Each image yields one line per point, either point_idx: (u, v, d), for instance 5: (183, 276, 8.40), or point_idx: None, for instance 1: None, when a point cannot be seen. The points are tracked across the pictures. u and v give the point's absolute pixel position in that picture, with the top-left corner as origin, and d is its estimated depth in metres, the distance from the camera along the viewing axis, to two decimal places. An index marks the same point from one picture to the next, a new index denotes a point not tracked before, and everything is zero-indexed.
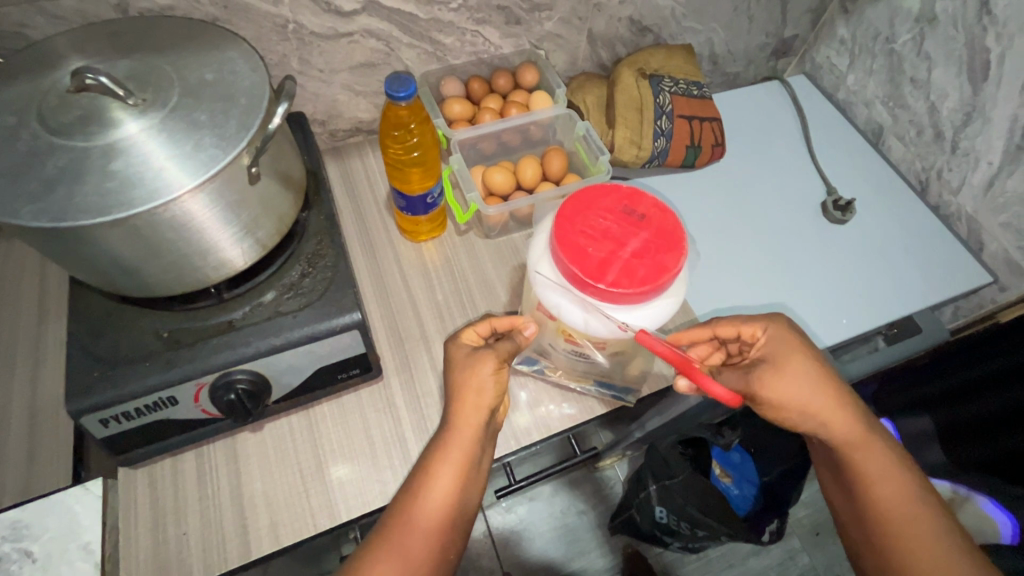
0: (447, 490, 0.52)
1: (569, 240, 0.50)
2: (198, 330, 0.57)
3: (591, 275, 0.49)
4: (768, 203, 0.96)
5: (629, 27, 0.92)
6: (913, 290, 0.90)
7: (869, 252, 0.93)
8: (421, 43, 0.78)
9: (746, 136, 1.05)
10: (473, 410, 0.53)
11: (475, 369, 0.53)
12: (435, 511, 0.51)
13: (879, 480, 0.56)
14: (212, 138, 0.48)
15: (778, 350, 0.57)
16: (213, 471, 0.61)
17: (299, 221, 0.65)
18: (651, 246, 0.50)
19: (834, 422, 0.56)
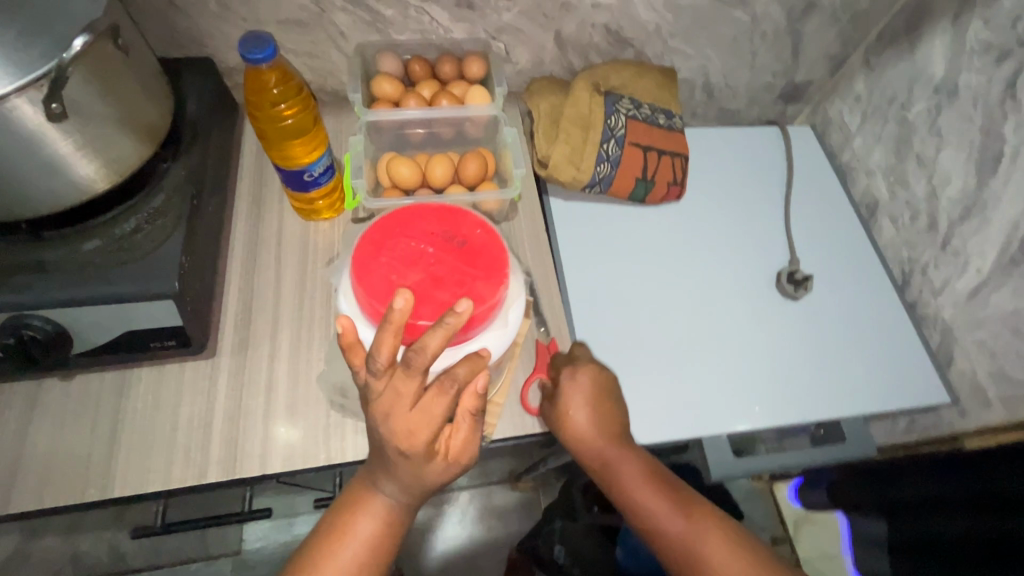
0: (367, 544, 0.48)
1: (374, 270, 0.47)
2: (3, 264, 0.54)
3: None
4: (717, 264, 0.86)
5: (605, 36, 0.82)
6: (852, 392, 0.79)
7: (814, 338, 0.82)
8: (357, 9, 0.72)
9: (717, 184, 0.94)
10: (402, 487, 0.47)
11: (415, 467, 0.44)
12: (359, 547, 0.47)
13: (654, 503, 0.58)
14: (5, 62, 0.44)
15: (590, 385, 0.62)
16: (7, 411, 0.58)
17: (156, 170, 0.61)
18: (463, 274, 0.48)
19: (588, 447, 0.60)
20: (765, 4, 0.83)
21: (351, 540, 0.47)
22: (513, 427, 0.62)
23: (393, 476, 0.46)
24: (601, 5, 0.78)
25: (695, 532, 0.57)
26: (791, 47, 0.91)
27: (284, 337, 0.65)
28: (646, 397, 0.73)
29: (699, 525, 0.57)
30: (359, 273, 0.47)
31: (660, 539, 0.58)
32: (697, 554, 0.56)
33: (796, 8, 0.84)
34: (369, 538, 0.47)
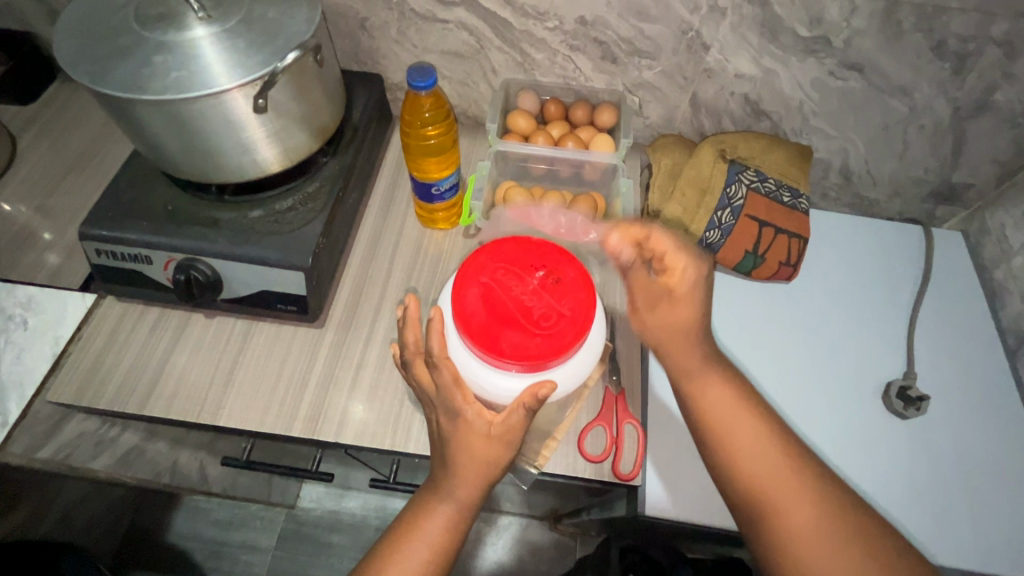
0: (443, 530, 0.54)
1: (471, 289, 0.53)
2: (191, 214, 0.66)
3: (488, 328, 0.51)
4: (822, 363, 0.80)
5: (742, 105, 0.82)
6: (956, 540, 0.68)
7: (918, 465, 0.73)
8: (511, 50, 0.80)
9: (848, 283, 0.87)
10: (476, 478, 0.54)
11: (486, 446, 0.53)
12: (438, 531, 0.53)
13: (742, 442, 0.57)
14: (236, 63, 0.55)
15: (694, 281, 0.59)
16: (162, 331, 0.71)
17: (317, 162, 0.72)
18: (551, 311, 0.51)
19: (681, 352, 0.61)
20: (928, 97, 0.77)
21: (416, 545, 0.53)
22: (563, 464, 0.64)
23: (465, 465, 0.53)
24: (744, 76, 0.78)
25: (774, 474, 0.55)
26: (952, 146, 0.83)
27: (384, 324, 0.72)
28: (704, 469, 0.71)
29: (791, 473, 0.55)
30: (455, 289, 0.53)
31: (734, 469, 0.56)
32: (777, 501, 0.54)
33: (965, 106, 0.77)
34: (437, 538, 0.53)
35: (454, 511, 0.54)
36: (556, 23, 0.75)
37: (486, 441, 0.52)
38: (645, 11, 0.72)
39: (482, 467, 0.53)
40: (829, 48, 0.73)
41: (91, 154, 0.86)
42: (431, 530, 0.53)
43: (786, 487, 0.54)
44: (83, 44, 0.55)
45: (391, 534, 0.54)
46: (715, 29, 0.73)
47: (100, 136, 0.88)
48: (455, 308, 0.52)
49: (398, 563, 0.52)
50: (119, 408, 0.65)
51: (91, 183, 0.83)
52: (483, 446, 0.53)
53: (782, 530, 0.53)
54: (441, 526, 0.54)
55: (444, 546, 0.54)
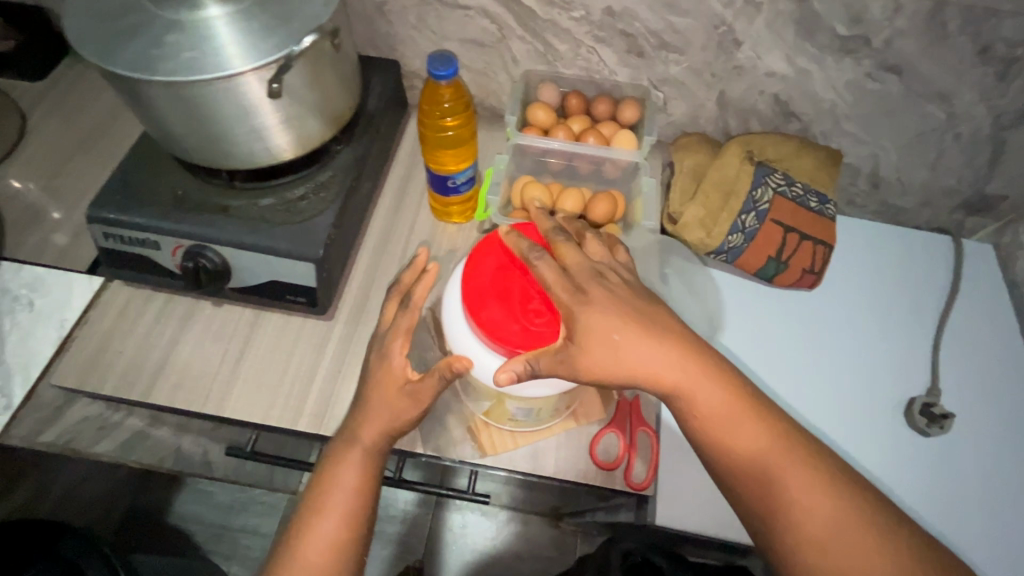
0: (355, 480, 0.54)
1: (485, 261, 0.55)
2: (201, 201, 0.65)
3: (489, 288, 0.54)
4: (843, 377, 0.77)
5: (771, 105, 0.79)
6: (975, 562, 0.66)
7: (937, 484, 0.71)
8: (533, 40, 0.77)
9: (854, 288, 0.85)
10: (383, 425, 0.56)
11: (397, 392, 0.56)
12: (348, 482, 0.54)
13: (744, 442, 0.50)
14: (250, 45, 0.53)
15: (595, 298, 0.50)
16: (168, 318, 0.69)
17: (331, 150, 0.69)
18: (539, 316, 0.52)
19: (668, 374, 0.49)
20: (969, 103, 0.74)
21: (331, 499, 0.54)
22: (572, 470, 0.62)
23: (374, 412, 0.56)
24: (775, 74, 0.75)
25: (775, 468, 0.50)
26: (988, 156, 0.80)
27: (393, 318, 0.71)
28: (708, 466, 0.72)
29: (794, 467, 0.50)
30: (478, 250, 0.56)
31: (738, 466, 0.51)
32: (780, 495, 0.49)
33: (1007, 114, 0.74)
34: (349, 490, 0.54)
35: (369, 457, 0.55)
36: (582, 13, 0.72)
37: (390, 388, 0.56)
38: (676, 3, 0.69)
39: (387, 408, 0.55)
40: (868, 49, 0.70)
41: (101, 135, 0.84)
42: (344, 483, 0.54)
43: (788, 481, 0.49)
44: (92, 21, 0.53)
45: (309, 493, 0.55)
46: (748, 24, 0.70)
47: (111, 115, 0.86)
48: (477, 257, 0.55)
49: (320, 517, 0.53)
50: (121, 395, 0.64)
51: (98, 164, 0.81)
52: (397, 392, 0.56)
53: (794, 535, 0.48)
54: (354, 473, 0.55)
55: (363, 490, 0.54)
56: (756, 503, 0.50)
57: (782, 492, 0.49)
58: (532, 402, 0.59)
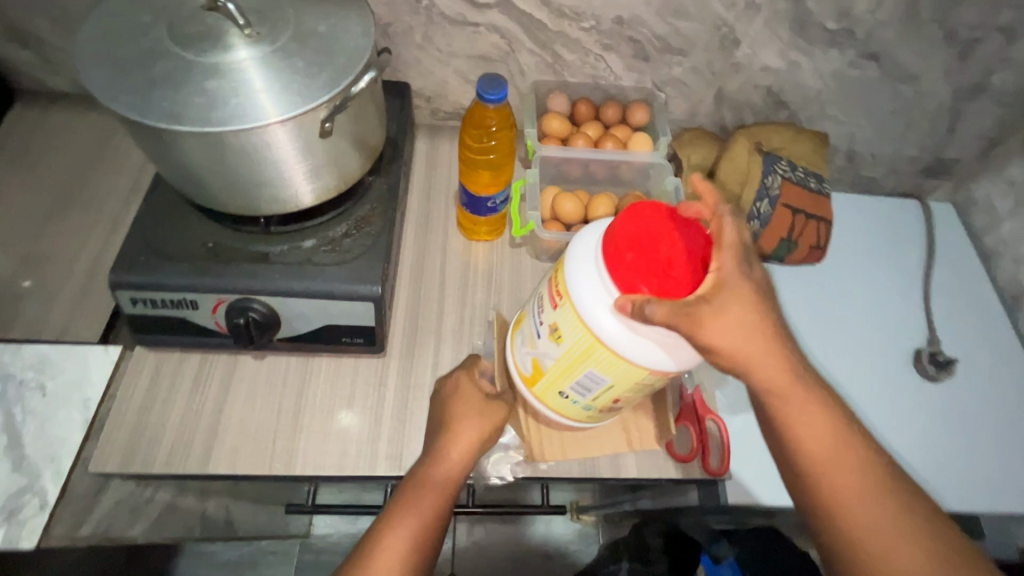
0: (437, 492, 0.54)
1: (649, 207, 0.48)
2: (238, 250, 0.61)
3: (640, 237, 0.46)
4: (854, 338, 0.85)
5: (764, 97, 0.85)
6: (990, 486, 0.75)
7: (950, 424, 0.80)
8: (542, 52, 0.78)
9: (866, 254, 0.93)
10: (468, 439, 0.57)
11: (479, 408, 0.59)
12: (430, 492, 0.54)
13: (836, 466, 0.48)
14: (301, 86, 0.50)
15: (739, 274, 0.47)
16: (208, 378, 0.64)
17: (363, 183, 0.67)
18: (670, 282, 0.45)
19: (758, 366, 0.47)
20: (934, 82, 0.82)
21: (410, 512, 0.53)
22: (654, 468, 0.65)
23: (459, 423, 0.57)
24: (769, 68, 0.80)
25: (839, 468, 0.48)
26: (947, 126, 0.90)
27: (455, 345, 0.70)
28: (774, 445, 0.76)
29: (859, 475, 0.48)
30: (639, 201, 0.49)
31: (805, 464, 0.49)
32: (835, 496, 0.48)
33: (964, 89, 0.83)
34: (428, 505, 0.53)
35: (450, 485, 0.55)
36: (591, 23, 0.74)
37: (480, 409, 0.59)
38: (683, 9, 0.72)
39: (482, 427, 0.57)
40: (852, 40, 0.76)
41: (77, 189, 0.75)
42: (425, 499, 0.53)
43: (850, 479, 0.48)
44: (116, 73, 0.48)
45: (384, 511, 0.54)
46: (748, 25, 0.74)
47: (84, 167, 0.77)
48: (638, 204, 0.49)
49: (394, 532, 0.52)
50: (176, 470, 0.59)
51: (82, 222, 0.73)
52: (479, 400, 0.59)
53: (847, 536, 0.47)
54: (434, 491, 0.54)
55: (440, 506, 0.54)
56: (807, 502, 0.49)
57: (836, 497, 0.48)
58: (615, 374, 0.49)
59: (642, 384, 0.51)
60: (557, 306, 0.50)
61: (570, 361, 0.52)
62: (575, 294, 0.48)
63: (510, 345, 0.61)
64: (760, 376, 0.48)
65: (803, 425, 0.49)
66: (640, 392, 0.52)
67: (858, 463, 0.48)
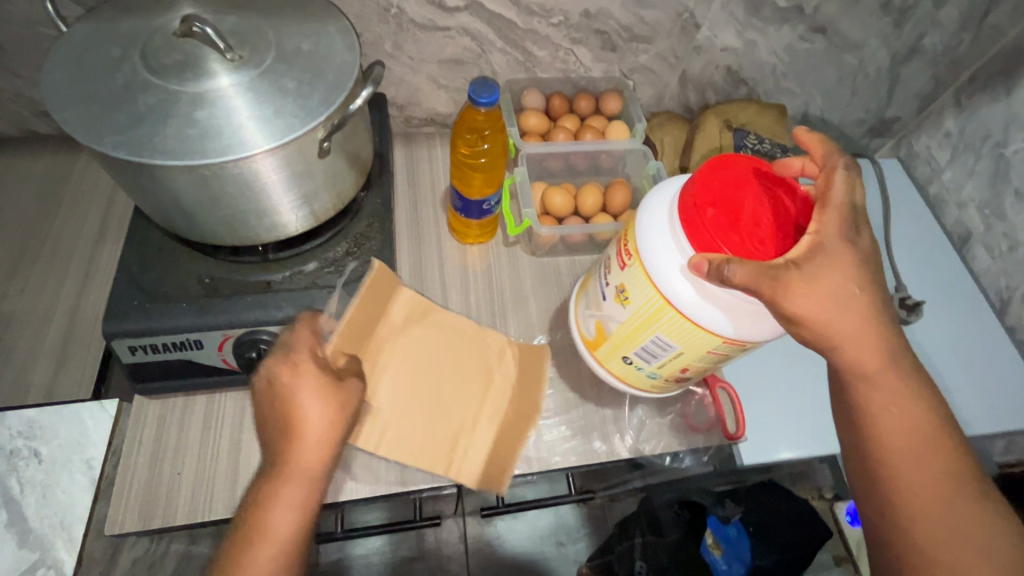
0: (293, 515, 0.46)
1: (728, 173, 0.53)
2: (239, 283, 0.59)
3: (722, 195, 0.51)
4: None
5: (725, 76, 0.89)
6: (967, 412, 0.83)
7: (929, 361, 0.86)
8: (512, 50, 0.78)
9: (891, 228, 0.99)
10: (322, 440, 0.48)
11: (318, 391, 0.49)
12: (286, 519, 0.45)
13: (908, 450, 0.51)
14: (294, 107, 0.49)
15: (840, 240, 0.50)
16: (220, 418, 0.62)
17: (356, 199, 0.66)
18: (754, 242, 0.50)
19: (847, 343, 0.50)
20: (874, 48, 0.89)
21: (264, 541, 0.44)
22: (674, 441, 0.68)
23: (302, 416, 0.47)
24: (728, 49, 0.84)
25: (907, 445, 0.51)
26: (888, 87, 0.97)
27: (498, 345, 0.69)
28: (811, 400, 0.76)
29: (920, 450, 0.51)
30: (721, 162, 0.53)
31: (872, 437, 0.52)
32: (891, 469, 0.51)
33: (901, 52, 0.90)
34: (289, 529, 0.45)
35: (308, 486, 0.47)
36: (561, 19, 0.75)
37: (330, 394, 0.49)
38: None
39: (328, 414, 0.48)
40: (801, 15, 0.81)
41: (38, 236, 0.70)
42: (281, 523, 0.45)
43: (912, 453, 0.51)
44: (98, 114, 0.46)
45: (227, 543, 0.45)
46: (707, 9, 0.78)
47: (43, 212, 0.71)
48: (718, 164, 0.53)
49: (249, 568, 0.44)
50: (202, 519, 0.56)
51: (49, 270, 0.68)
52: (319, 374, 0.49)
53: (895, 501, 0.51)
54: (292, 510, 0.46)
55: (303, 518, 0.46)
56: (862, 473, 0.53)
57: (895, 469, 0.51)
58: (681, 339, 0.55)
59: (709, 352, 0.56)
60: (627, 267, 0.56)
61: (638, 322, 0.58)
62: (646, 255, 0.54)
63: (578, 306, 0.68)
64: (850, 357, 0.50)
65: (878, 403, 0.51)
66: (705, 360, 0.57)
67: (925, 442, 0.51)
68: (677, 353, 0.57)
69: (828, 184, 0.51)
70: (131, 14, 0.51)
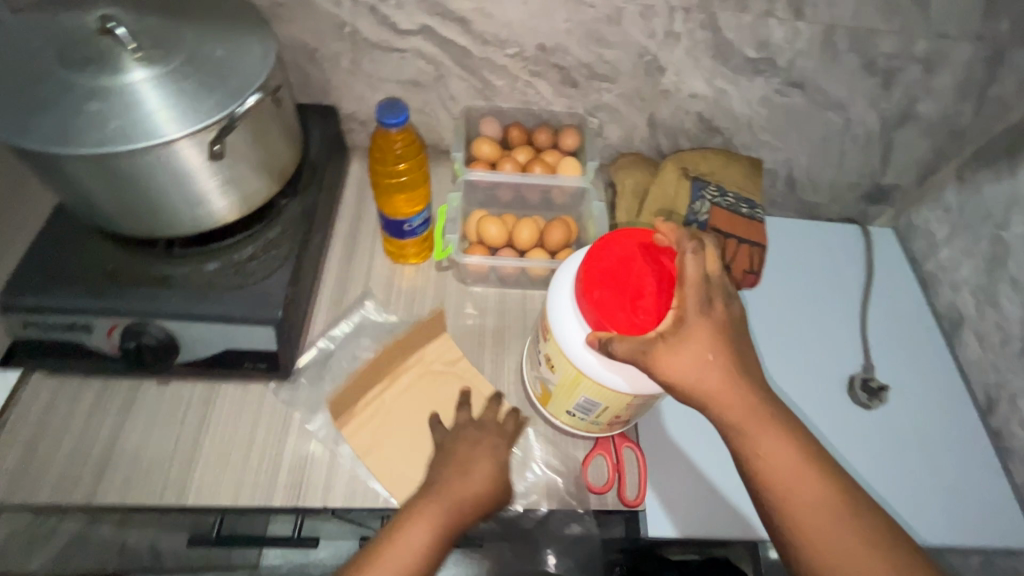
0: (426, 541, 0.52)
1: (611, 249, 0.52)
2: (138, 273, 0.60)
3: (604, 277, 0.50)
4: (814, 360, 0.85)
5: (697, 123, 0.85)
6: (933, 507, 0.75)
7: (892, 446, 0.79)
8: (470, 78, 0.78)
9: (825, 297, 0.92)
10: (476, 486, 0.56)
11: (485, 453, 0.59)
12: (422, 539, 0.52)
13: (818, 518, 0.45)
14: (184, 108, 0.50)
15: (699, 310, 0.47)
16: (108, 403, 0.62)
17: (277, 205, 0.67)
18: (638, 311, 0.48)
19: (727, 405, 0.46)
20: (861, 109, 0.83)
21: (395, 553, 0.50)
22: (566, 499, 0.63)
23: (490, 458, 0.59)
24: (697, 95, 0.81)
25: (813, 514, 0.45)
26: (882, 152, 0.90)
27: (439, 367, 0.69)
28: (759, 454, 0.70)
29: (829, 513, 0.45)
30: (604, 239, 0.53)
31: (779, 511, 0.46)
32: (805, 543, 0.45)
33: (892, 116, 0.85)
34: (417, 542, 0.51)
35: (449, 518, 0.53)
36: (517, 50, 0.75)
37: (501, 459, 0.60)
38: (605, 36, 0.73)
39: (490, 475, 0.58)
40: (774, 68, 0.78)
41: None
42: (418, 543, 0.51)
43: (823, 524, 0.45)
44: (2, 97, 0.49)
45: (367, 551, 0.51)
46: (670, 53, 0.76)
47: None
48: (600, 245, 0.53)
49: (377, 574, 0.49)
50: (61, 501, 0.57)
51: None
52: (495, 425, 0.63)
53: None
54: (421, 530, 0.52)
55: (434, 544, 0.52)
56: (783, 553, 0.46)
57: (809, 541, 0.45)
58: (603, 399, 0.54)
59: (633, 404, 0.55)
60: (547, 340, 0.56)
61: (566, 388, 0.57)
62: (558, 329, 0.53)
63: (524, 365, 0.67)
64: (730, 418, 0.47)
65: (777, 471, 0.46)
66: (634, 409, 0.56)
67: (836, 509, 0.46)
68: (603, 409, 0.56)
69: (678, 262, 0.48)
70: (66, 9, 0.54)
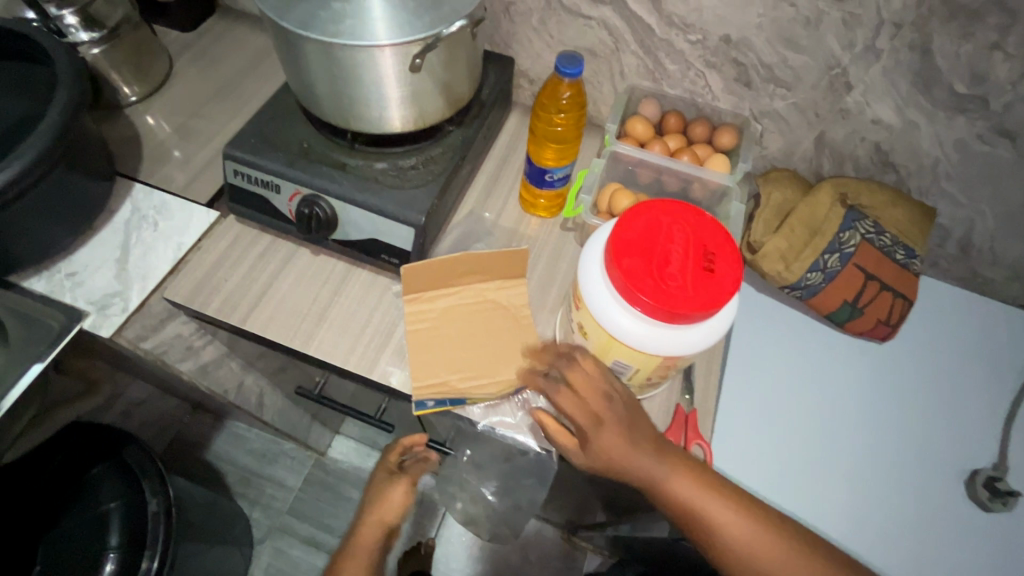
0: (378, 529, 0.82)
1: (632, 221, 0.56)
2: (323, 155, 0.71)
3: (631, 245, 0.54)
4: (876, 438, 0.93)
5: (871, 153, 0.79)
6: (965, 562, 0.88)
7: (933, 518, 0.90)
8: (645, 58, 0.80)
9: (772, 404, 0.95)
10: (397, 500, 0.83)
11: (391, 494, 0.83)
12: (376, 528, 0.82)
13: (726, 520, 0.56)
14: (403, 22, 0.59)
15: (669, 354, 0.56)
16: (273, 255, 0.76)
17: (443, 129, 0.75)
18: (667, 271, 0.52)
19: (623, 447, 0.56)
20: None
21: (362, 543, 0.80)
22: None
23: (399, 480, 0.84)
24: (881, 122, 0.76)
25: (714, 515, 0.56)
26: None
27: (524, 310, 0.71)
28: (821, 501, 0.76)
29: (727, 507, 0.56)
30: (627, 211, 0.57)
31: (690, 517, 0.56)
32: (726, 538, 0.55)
33: None
34: (376, 535, 0.81)
35: (384, 519, 0.82)
36: (699, 37, 0.75)
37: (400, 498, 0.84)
38: (796, 40, 0.71)
39: (406, 485, 0.84)
40: (984, 110, 0.70)
41: (228, 96, 0.91)
42: (374, 531, 0.81)
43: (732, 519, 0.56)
44: None
45: (348, 539, 0.82)
46: (864, 70, 0.71)
47: (237, 79, 0.94)
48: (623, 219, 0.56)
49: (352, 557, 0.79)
50: (222, 316, 0.70)
51: (226, 113, 0.89)
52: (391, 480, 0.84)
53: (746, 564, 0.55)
54: (376, 526, 0.82)
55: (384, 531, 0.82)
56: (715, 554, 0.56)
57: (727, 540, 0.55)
58: (635, 360, 0.57)
59: (661, 367, 0.57)
60: (580, 309, 0.59)
61: (598, 353, 0.60)
62: (593, 301, 0.56)
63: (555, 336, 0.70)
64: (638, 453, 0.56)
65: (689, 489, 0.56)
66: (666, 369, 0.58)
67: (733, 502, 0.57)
68: (635, 371, 0.58)
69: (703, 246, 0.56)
70: None
